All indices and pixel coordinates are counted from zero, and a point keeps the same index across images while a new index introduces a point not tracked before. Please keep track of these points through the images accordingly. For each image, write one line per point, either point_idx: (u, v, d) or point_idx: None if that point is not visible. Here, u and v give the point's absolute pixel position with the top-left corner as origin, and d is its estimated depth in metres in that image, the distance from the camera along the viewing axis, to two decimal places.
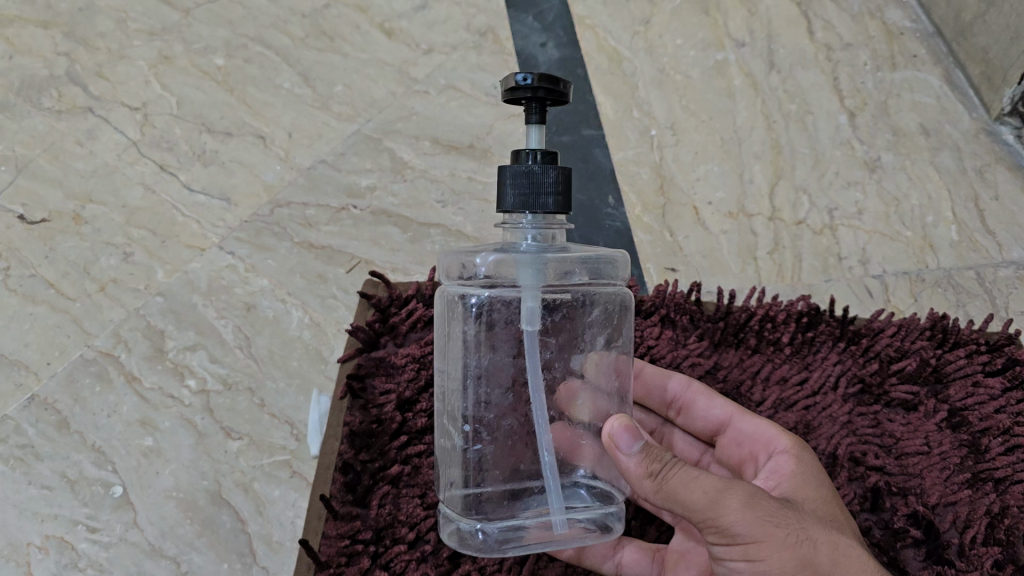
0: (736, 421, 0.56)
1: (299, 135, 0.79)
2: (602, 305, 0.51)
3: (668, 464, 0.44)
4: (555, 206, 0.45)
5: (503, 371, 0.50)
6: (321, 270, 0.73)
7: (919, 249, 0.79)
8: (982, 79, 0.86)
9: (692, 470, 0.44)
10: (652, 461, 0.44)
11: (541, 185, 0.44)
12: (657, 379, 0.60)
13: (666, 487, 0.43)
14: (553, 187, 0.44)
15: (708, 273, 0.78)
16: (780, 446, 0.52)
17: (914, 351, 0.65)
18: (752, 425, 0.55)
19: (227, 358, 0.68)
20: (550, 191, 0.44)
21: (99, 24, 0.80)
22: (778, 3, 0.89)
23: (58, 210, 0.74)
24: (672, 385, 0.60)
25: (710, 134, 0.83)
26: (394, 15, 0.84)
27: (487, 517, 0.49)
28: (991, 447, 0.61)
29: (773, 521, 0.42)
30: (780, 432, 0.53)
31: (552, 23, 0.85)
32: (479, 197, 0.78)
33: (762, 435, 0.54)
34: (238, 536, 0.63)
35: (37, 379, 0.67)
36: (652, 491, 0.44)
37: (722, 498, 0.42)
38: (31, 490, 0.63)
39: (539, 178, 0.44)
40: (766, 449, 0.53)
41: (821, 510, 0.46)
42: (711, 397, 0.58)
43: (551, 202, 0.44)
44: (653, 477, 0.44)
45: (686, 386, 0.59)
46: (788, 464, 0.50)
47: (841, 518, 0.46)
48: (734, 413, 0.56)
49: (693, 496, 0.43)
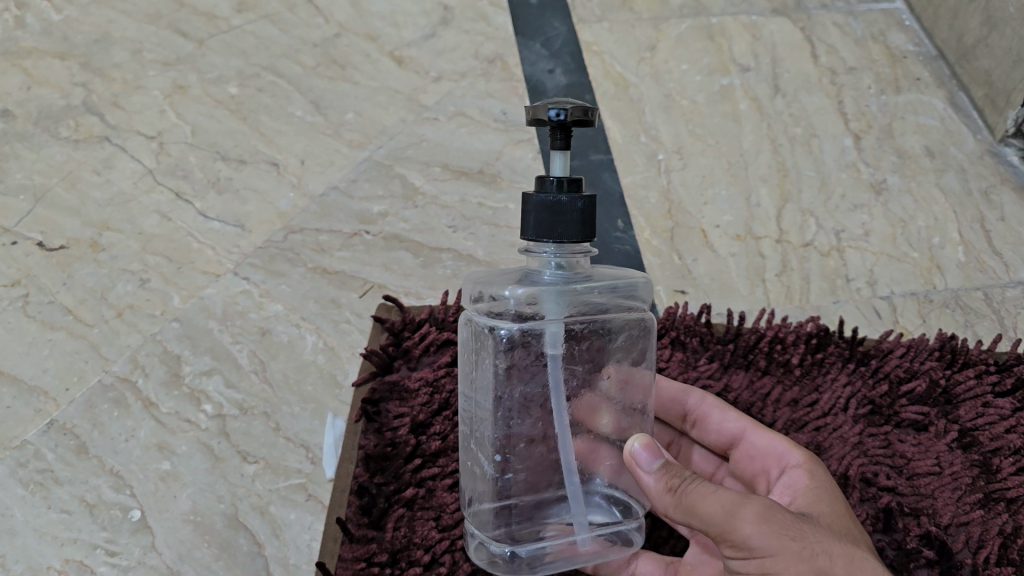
0: (748, 434, 0.57)
1: (311, 162, 0.81)
2: (625, 330, 0.52)
3: (689, 479, 0.46)
4: (572, 238, 0.45)
5: (531, 400, 0.51)
6: (336, 295, 0.74)
7: (927, 270, 0.79)
8: (986, 101, 0.88)
9: (711, 486, 0.45)
10: (674, 478, 0.47)
11: (561, 213, 0.45)
12: (673, 392, 0.61)
13: (685, 502, 0.45)
14: (569, 219, 0.45)
15: (718, 296, 0.76)
16: (791, 460, 0.52)
17: (924, 371, 0.65)
18: (764, 438, 0.55)
19: (243, 383, 0.69)
20: (570, 221, 0.45)
21: (115, 56, 0.84)
22: (782, 29, 0.93)
23: (75, 238, 0.75)
24: (688, 400, 0.60)
25: (717, 158, 0.84)
26: (403, 44, 0.88)
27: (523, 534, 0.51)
28: (1002, 467, 0.61)
29: (788, 534, 0.42)
30: (790, 445, 0.53)
31: (560, 49, 0.88)
32: (489, 221, 0.79)
33: (773, 448, 0.54)
34: (255, 560, 0.61)
35: (56, 405, 0.67)
36: (674, 507, 0.46)
37: (736, 509, 0.43)
38: (51, 514, 0.63)
39: (560, 206, 0.45)
40: (777, 463, 0.54)
41: (846, 530, 0.46)
42: (724, 410, 0.59)
43: (570, 233, 0.45)
44: (673, 492, 0.46)
45: (699, 399, 0.60)
46: (801, 479, 0.51)
47: (864, 539, 0.45)
48: (748, 428, 0.57)
49: (708, 509, 0.44)
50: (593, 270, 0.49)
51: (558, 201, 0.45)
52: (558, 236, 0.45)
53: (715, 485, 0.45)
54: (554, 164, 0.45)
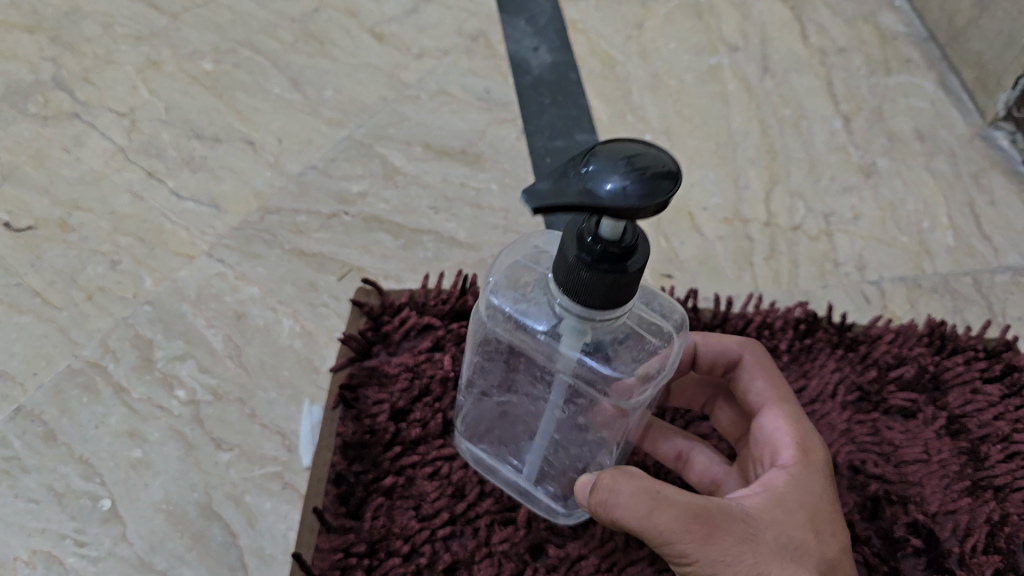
0: (763, 414, 0.50)
1: (288, 141, 0.80)
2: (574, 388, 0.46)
3: (610, 493, 0.42)
4: (580, 304, 0.38)
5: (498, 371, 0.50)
6: (313, 278, 0.71)
7: (916, 254, 0.76)
8: (977, 84, 0.87)
9: (636, 500, 0.42)
10: (599, 491, 0.43)
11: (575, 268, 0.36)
12: (717, 346, 0.53)
13: (614, 515, 0.43)
14: (581, 289, 0.37)
15: (704, 280, 0.73)
16: (783, 458, 0.47)
17: (913, 357, 0.64)
18: (773, 426, 0.49)
19: (217, 368, 0.66)
20: (579, 285, 0.37)
21: (86, 31, 0.85)
22: (771, 9, 0.94)
23: (44, 217, 0.73)
24: (727, 353, 0.53)
25: (705, 140, 0.83)
26: (384, 20, 0.89)
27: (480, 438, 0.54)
28: (991, 455, 0.60)
29: (726, 561, 0.41)
30: (792, 441, 0.48)
31: (545, 27, 0.89)
32: (471, 202, 0.77)
33: (774, 440, 0.49)
34: (229, 550, 0.59)
35: (23, 391, 0.64)
36: (605, 519, 0.44)
37: (667, 538, 0.42)
38: (17, 503, 0.60)
39: (574, 267, 0.36)
40: (773, 455, 0.48)
41: (790, 533, 0.44)
42: (754, 375, 0.52)
43: (576, 296, 0.37)
44: (597, 510, 0.43)
45: (739, 354, 0.53)
46: (777, 480, 0.46)
47: (812, 540, 0.44)
48: (768, 404, 0.50)
49: (642, 530, 0.42)
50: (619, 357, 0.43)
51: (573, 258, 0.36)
52: (570, 292, 0.38)
53: (644, 495, 0.42)
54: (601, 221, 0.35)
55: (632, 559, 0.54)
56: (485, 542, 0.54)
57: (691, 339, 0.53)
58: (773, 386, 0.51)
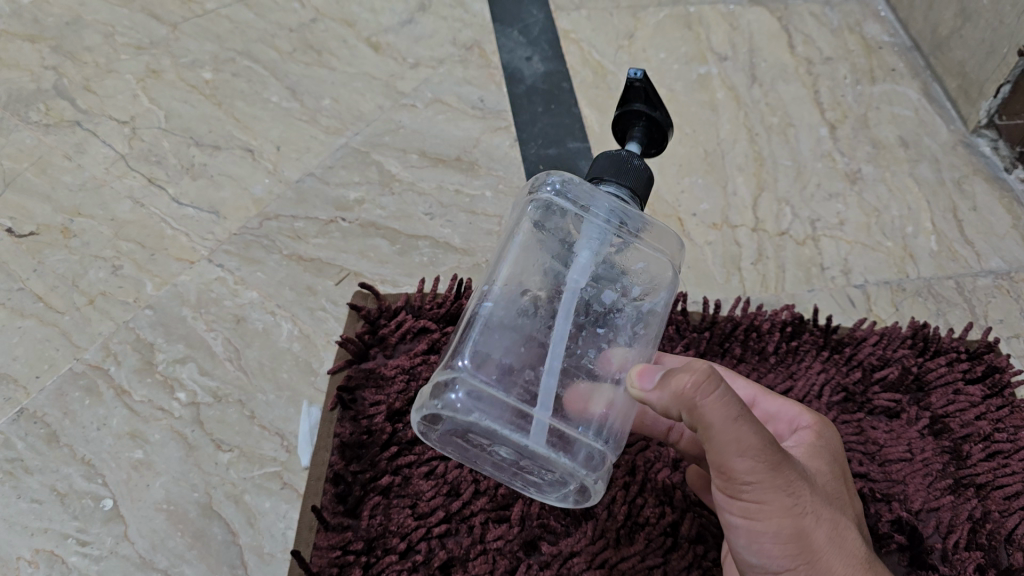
0: (759, 402, 0.54)
1: (286, 149, 0.81)
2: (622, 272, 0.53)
3: (709, 379, 0.42)
4: (637, 183, 0.51)
5: (529, 273, 0.52)
6: (311, 282, 0.73)
7: (900, 258, 0.78)
8: (959, 92, 0.89)
9: (731, 397, 0.42)
10: (691, 375, 0.43)
11: (630, 160, 0.52)
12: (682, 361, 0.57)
13: (694, 405, 0.43)
14: (629, 166, 0.51)
15: (694, 284, 0.75)
16: (802, 422, 0.52)
17: (896, 359, 0.66)
18: (775, 404, 0.54)
19: (217, 371, 0.68)
20: (637, 171, 0.51)
21: (87, 40, 0.86)
22: (759, 19, 0.95)
23: (46, 224, 0.74)
24: None
25: (694, 147, 0.84)
26: (381, 30, 0.91)
27: (475, 374, 0.48)
28: (972, 454, 0.62)
29: (784, 490, 0.43)
30: (802, 409, 0.53)
31: (537, 37, 0.91)
32: (465, 209, 0.78)
33: (785, 413, 0.53)
34: (230, 548, 0.60)
35: (26, 394, 0.65)
36: (681, 404, 0.44)
37: (746, 444, 0.42)
38: (21, 504, 0.61)
39: (628, 159, 0.51)
40: (787, 428, 0.53)
41: (832, 491, 0.48)
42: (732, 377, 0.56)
43: (635, 178, 0.51)
44: (682, 392, 0.43)
45: None
46: (808, 437, 0.51)
47: (847, 500, 0.49)
48: (758, 394, 0.54)
49: (724, 434, 0.42)
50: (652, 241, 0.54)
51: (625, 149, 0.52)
52: (624, 175, 0.51)
53: (736, 397, 0.43)
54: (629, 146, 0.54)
55: (624, 555, 0.55)
56: (480, 540, 0.55)
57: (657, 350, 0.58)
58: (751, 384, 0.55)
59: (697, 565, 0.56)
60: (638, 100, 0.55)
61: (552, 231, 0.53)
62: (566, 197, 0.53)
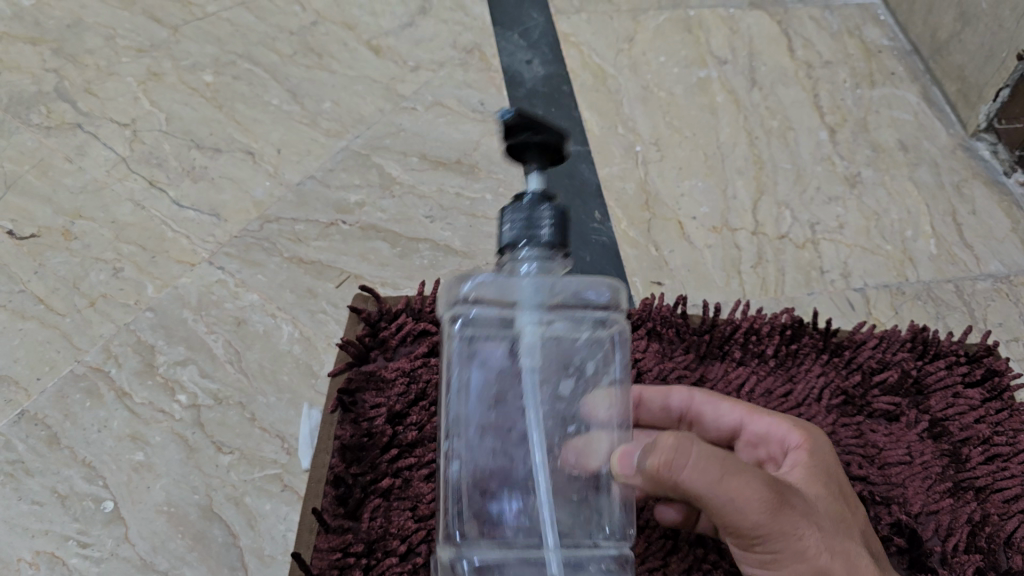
0: (747, 424, 0.55)
1: (287, 152, 0.81)
2: (569, 353, 0.49)
3: (680, 453, 0.42)
4: (554, 236, 0.44)
5: (479, 391, 0.47)
6: (312, 285, 0.73)
7: (899, 262, 0.78)
8: (959, 96, 0.90)
9: (713, 463, 0.42)
10: (664, 451, 0.42)
11: (537, 219, 0.43)
12: (659, 397, 0.58)
13: (677, 479, 0.42)
14: (539, 218, 0.43)
15: (694, 287, 0.75)
16: (792, 442, 0.52)
17: (896, 362, 0.66)
18: (763, 424, 0.54)
19: (217, 373, 0.68)
20: (547, 228, 0.44)
21: (87, 43, 0.86)
22: (759, 23, 0.96)
23: (47, 226, 0.75)
24: (676, 401, 0.57)
25: (694, 150, 0.85)
26: (381, 33, 0.91)
27: (479, 544, 0.46)
28: (972, 457, 0.62)
29: (793, 533, 0.43)
30: (790, 424, 0.53)
31: (538, 40, 0.91)
32: (466, 212, 0.78)
33: (774, 433, 0.53)
34: (230, 550, 0.60)
35: (27, 396, 0.66)
36: (664, 482, 0.43)
37: (743, 508, 0.42)
38: (21, 505, 0.61)
39: (536, 218, 0.43)
40: (780, 448, 0.53)
41: (839, 514, 0.48)
42: (715, 403, 0.56)
43: (550, 236, 0.44)
44: (662, 470, 0.42)
45: (686, 398, 0.57)
46: (802, 458, 0.51)
47: (856, 519, 0.49)
48: (745, 415, 0.55)
49: (718, 499, 0.42)
50: (586, 304, 0.49)
51: (526, 214, 0.44)
52: (544, 246, 0.43)
53: (717, 459, 0.42)
54: (533, 184, 0.45)
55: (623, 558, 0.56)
56: None
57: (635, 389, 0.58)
58: (737, 407, 0.55)
59: (697, 567, 0.56)
60: (522, 130, 0.44)
61: (487, 337, 0.48)
62: (489, 292, 0.48)
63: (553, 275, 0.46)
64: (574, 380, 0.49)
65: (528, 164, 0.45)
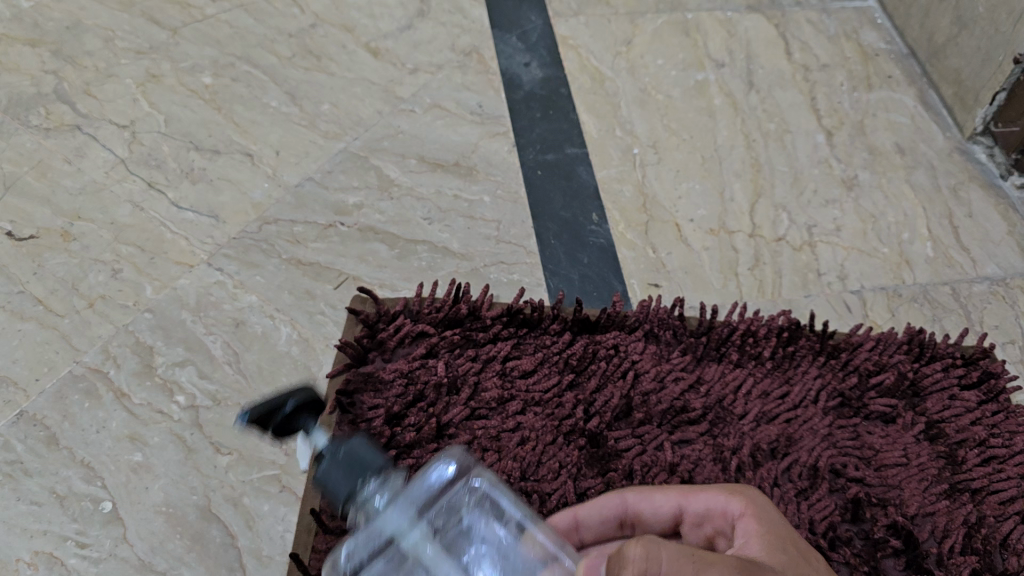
0: (686, 505, 0.48)
1: (286, 153, 0.81)
2: (453, 502, 0.48)
3: (652, 564, 0.36)
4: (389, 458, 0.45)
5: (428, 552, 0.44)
6: (310, 286, 0.73)
7: (896, 265, 0.79)
8: (955, 99, 0.90)
9: (686, 568, 0.36)
10: (629, 567, 0.36)
11: (363, 458, 0.44)
12: (596, 509, 0.50)
13: None
14: (359, 451, 0.44)
15: (691, 289, 0.75)
16: (733, 512, 0.46)
17: (893, 364, 0.66)
18: (700, 501, 0.47)
19: (216, 374, 0.68)
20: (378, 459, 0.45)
21: (87, 45, 0.86)
22: (756, 26, 0.96)
23: (46, 227, 0.75)
24: (611, 506, 0.50)
25: (691, 153, 0.85)
26: (379, 36, 0.91)
27: None
28: (968, 458, 0.62)
29: None
30: (725, 492, 0.46)
31: (536, 43, 0.92)
32: (464, 213, 0.78)
33: (714, 507, 0.47)
34: (228, 551, 0.60)
35: (25, 397, 0.66)
36: None
37: None
38: (20, 506, 0.61)
39: (356, 455, 0.44)
40: (726, 520, 0.46)
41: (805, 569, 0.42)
42: (647, 496, 0.49)
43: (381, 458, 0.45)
44: None
45: (619, 499, 0.49)
46: (752, 527, 0.44)
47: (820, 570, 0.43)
48: (679, 498, 0.48)
49: None
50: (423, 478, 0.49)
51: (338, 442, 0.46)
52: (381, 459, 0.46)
53: (685, 559, 0.36)
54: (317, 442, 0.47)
55: None
56: None
57: (568, 511, 0.50)
58: (670, 493, 0.49)
59: None
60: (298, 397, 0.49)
61: (412, 555, 0.44)
62: (384, 537, 0.44)
63: (398, 490, 0.46)
64: (482, 506, 0.49)
65: (305, 427, 0.49)
